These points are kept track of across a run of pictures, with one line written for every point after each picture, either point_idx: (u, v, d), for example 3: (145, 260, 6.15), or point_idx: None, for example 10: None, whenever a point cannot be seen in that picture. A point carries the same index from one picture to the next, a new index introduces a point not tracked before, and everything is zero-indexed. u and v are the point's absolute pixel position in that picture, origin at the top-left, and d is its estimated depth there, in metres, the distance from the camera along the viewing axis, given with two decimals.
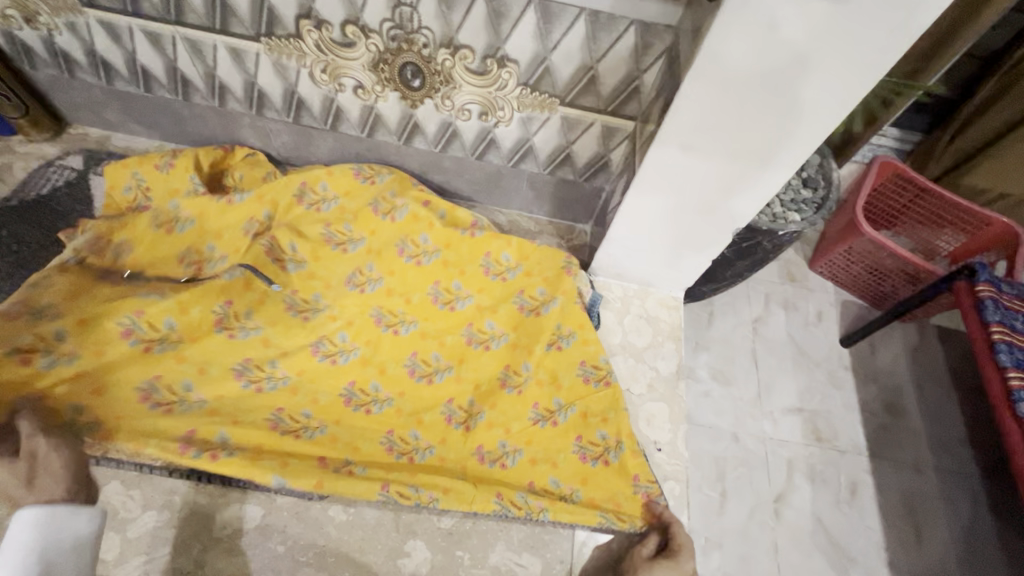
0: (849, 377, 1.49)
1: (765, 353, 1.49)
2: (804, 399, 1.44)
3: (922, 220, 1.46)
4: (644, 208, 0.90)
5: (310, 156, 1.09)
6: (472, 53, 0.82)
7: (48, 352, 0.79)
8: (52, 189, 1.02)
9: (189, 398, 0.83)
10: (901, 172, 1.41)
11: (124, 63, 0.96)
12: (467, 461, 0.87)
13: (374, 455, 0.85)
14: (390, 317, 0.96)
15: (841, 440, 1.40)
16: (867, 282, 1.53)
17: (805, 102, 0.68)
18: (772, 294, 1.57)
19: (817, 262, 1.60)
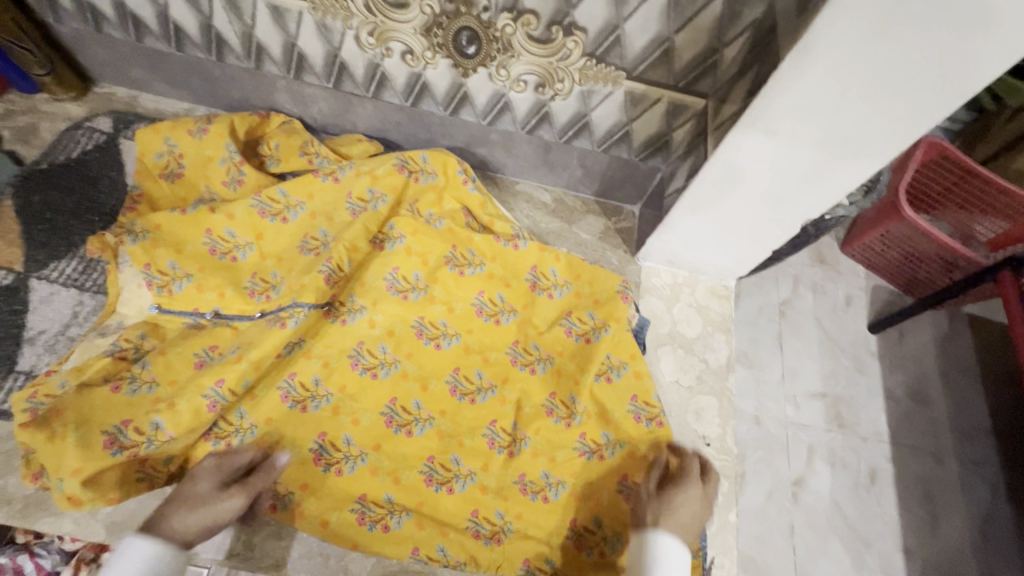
0: (876, 364, 1.45)
1: (791, 336, 1.45)
2: (828, 383, 1.41)
3: (963, 203, 1.39)
4: (704, 195, 0.84)
5: (348, 125, 1.04)
6: (536, 19, 0.75)
7: (131, 377, 0.77)
8: (81, 152, 0.98)
9: (244, 427, 0.78)
10: (947, 153, 1.33)
11: (155, 19, 0.89)
12: (508, 489, 0.82)
13: (411, 487, 0.80)
14: (432, 329, 0.89)
15: (862, 426, 1.38)
16: (899, 268, 1.48)
17: (919, 85, 0.59)
18: (801, 277, 1.52)
19: (850, 245, 1.54)
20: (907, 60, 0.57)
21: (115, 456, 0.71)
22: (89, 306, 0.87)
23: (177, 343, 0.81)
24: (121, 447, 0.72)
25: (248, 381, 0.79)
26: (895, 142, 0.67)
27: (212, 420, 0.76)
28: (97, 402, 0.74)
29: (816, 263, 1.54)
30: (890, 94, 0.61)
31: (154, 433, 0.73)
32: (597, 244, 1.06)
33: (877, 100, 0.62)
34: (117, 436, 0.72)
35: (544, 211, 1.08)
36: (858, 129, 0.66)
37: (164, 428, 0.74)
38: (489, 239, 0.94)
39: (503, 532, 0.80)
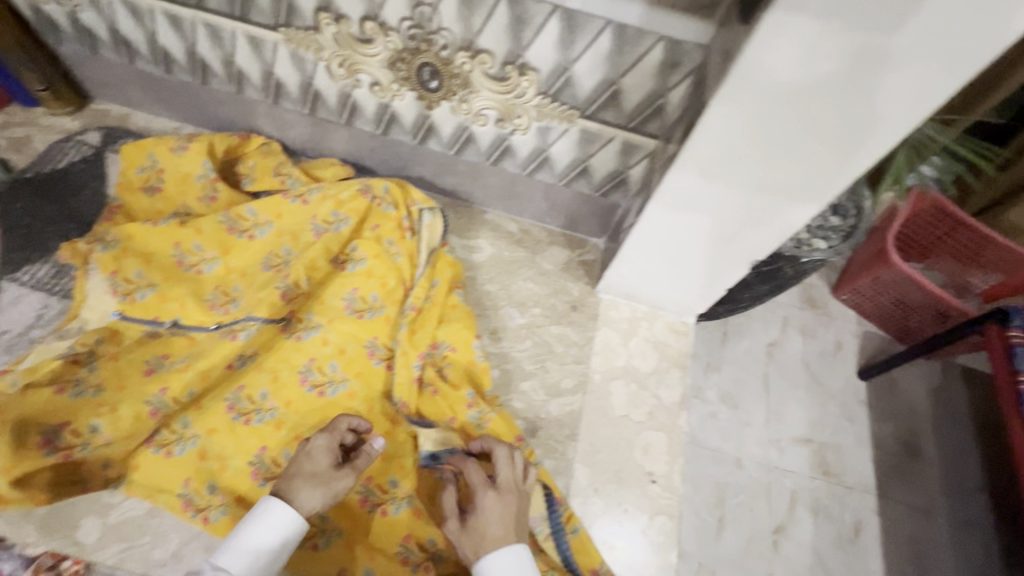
0: (864, 412, 1.43)
1: (777, 378, 1.44)
2: (814, 429, 1.39)
3: (956, 255, 1.40)
4: (655, 231, 0.86)
5: (325, 149, 1.08)
6: (491, 58, 0.78)
7: (78, 382, 0.79)
8: (68, 163, 1.03)
9: (185, 436, 0.79)
10: (938, 203, 1.35)
11: (145, 44, 0.95)
12: (443, 515, 0.81)
13: (346, 504, 0.81)
14: (384, 350, 0.90)
15: (849, 476, 1.34)
16: (892, 315, 1.47)
17: (838, 137, 0.62)
18: (791, 318, 1.52)
19: (841, 289, 1.53)
20: (820, 114, 0.60)
21: (47, 457, 0.74)
22: (54, 309, 0.90)
23: (129, 350, 0.84)
24: (54, 449, 0.75)
25: (194, 394, 0.83)
26: (826, 189, 0.69)
27: (151, 428, 0.79)
28: (39, 403, 0.76)
29: (806, 305, 1.54)
30: (815, 141, 0.63)
31: (90, 436, 0.76)
32: (559, 275, 1.08)
33: (801, 150, 0.64)
34: (53, 437, 0.75)
35: (508, 241, 1.10)
36: (787, 175, 0.68)
37: (101, 430, 0.77)
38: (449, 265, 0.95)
39: (434, 558, 0.80)
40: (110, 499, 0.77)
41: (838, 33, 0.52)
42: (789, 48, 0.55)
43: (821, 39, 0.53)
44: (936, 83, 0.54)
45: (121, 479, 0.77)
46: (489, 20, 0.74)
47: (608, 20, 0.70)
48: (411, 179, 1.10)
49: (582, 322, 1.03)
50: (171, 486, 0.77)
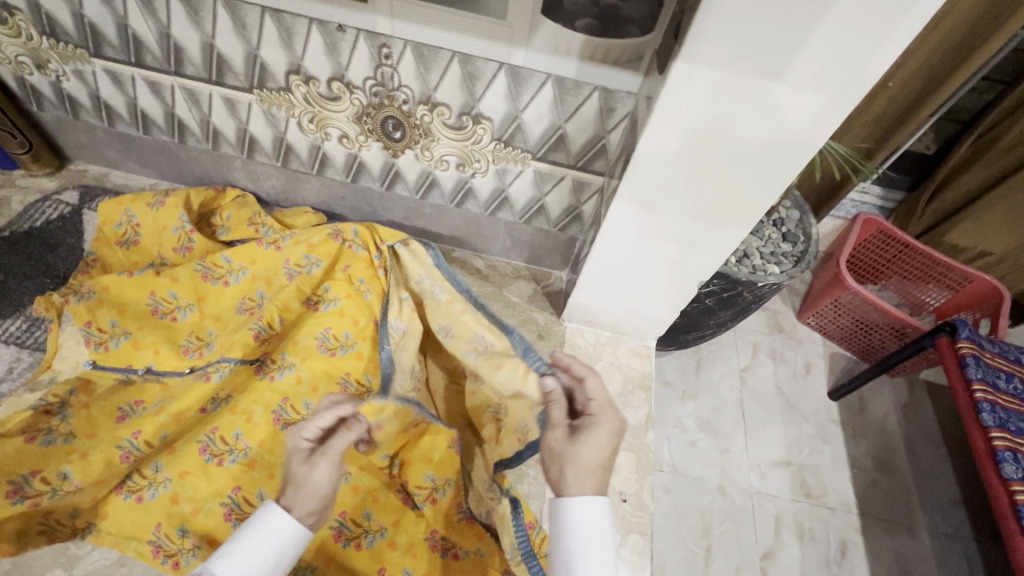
0: (838, 431, 1.48)
1: (752, 403, 1.49)
2: (792, 451, 1.43)
3: (906, 275, 1.50)
4: (607, 259, 0.93)
5: (298, 199, 1.15)
6: (448, 110, 0.86)
7: (49, 430, 0.81)
8: (45, 222, 1.07)
9: (157, 479, 0.80)
10: (885, 230, 1.46)
11: (125, 108, 1.01)
12: (417, 546, 0.84)
13: (319, 543, 0.82)
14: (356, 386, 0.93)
15: (829, 496, 1.38)
16: (854, 334, 1.55)
17: (752, 166, 0.70)
18: (759, 343, 1.59)
19: (805, 314, 1.62)
20: (733, 148, 0.68)
21: (15, 505, 0.73)
22: (25, 363, 0.91)
23: (102, 398, 0.86)
24: (23, 497, 0.75)
25: (167, 437, 0.84)
26: (750, 213, 0.77)
27: (123, 473, 0.80)
28: (9, 452, 0.77)
29: (773, 331, 1.62)
30: (733, 172, 0.71)
31: (60, 483, 0.77)
32: (525, 306, 1.14)
33: (722, 178, 0.73)
34: (22, 484, 0.75)
35: (476, 277, 1.16)
36: (715, 203, 0.76)
37: (71, 477, 0.78)
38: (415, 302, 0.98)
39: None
40: (76, 551, 0.76)
41: (736, 78, 0.61)
42: (698, 94, 0.64)
43: (722, 84, 0.62)
44: (824, 117, 0.63)
45: (89, 528, 0.76)
46: (443, 76, 0.82)
47: (548, 74, 0.79)
48: (381, 224, 1.17)
49: (548, 350, 1.08)
50: (140, 531, 0.77)
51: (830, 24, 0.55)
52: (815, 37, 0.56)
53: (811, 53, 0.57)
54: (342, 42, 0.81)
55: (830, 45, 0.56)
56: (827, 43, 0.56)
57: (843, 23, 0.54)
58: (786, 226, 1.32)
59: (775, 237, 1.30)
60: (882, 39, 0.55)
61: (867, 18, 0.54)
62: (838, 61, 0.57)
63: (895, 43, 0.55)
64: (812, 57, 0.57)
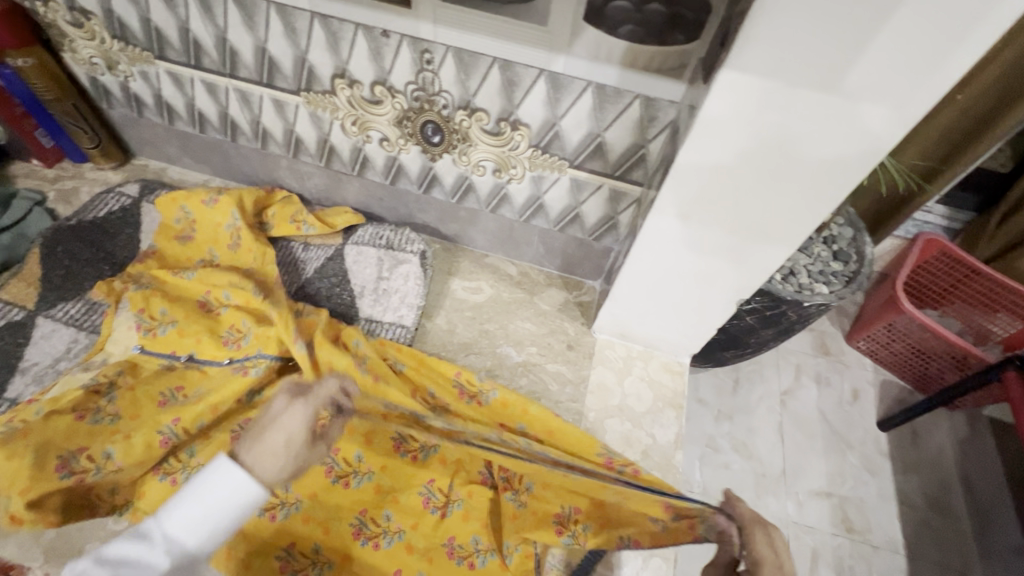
0: (887, 465, 1.39)
1: (791, 428, 1.42)
2: (834, 482, 1.35)
3: (971, 301, 1.39)
4: (639, 270, 0.90)
5: (340, 198, 1.18)
6: (487, 115, 0.87)
7: (97, 410, 0.86)
8: (107, 213, 1.13)
9: (190, 464, 0.86)
10: (949, 251, 1.36)
11: (184, 107, 1.07)
12: (434, 552, 0.83)
13: (340, 538, 0.83)
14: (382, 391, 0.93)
15: (874, 534, 1.29)
16: (910, 362, 1.45)
17: (799, 181, 0.66)
18: (803, 366, 1.51)
19: (855, 337, 1.53)
20: (779, 163, 0.65)
21: (62, 479, 0.78)
22: (82, 343, 0.97)
23: (146, 382, 0.90)
24: (70, 472, 0.79)
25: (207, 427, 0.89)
26: (798, 229, 0.73)
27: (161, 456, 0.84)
28: (60, 428, 0.82)
29: (819, 353, 1.54)
30: (777, 187, 0.68)
31: (104, 461, 0.81)
32: (556, 315, 1.12)
33: (767, 194, 0.69)
34: (70, 460, 0.80)
35: (508, 283, 1.16)
36: (757, 218, 0.73)
37: (114, 457, 0.82)
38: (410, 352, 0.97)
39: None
40: (113, 527, 0.81)
41: (786, 89, 0.58)
42: (741, 106, 0.61)
43: (768, 95, 0.59)
44: (881, 131, 0.59)
45: (127, 505, 0.82)
46: (483, 82, 0.82)
47: (589, 81, 0.77)
48: (417, 226, 1.19)
49: (577, 360, 1.07)
50: None
51: (888, 35, 0.51)
52: (876, 44, 0.52)
53: (871, 62, 0.53)
54: (386, 47, 0.82)
55: (893, 54, 0.52)
56: (884, 55, 0.53)
57: (900, 35, 0.51)
58: (837, 244, 1.25)
59: (824, 255, 1.23)
60: (946, 51, 0.51)
61: (930, 30, 0.50)
62: (896, 74, 0.54)
63: (960, 58, 0.51)
64: (869, 68, 0.54)
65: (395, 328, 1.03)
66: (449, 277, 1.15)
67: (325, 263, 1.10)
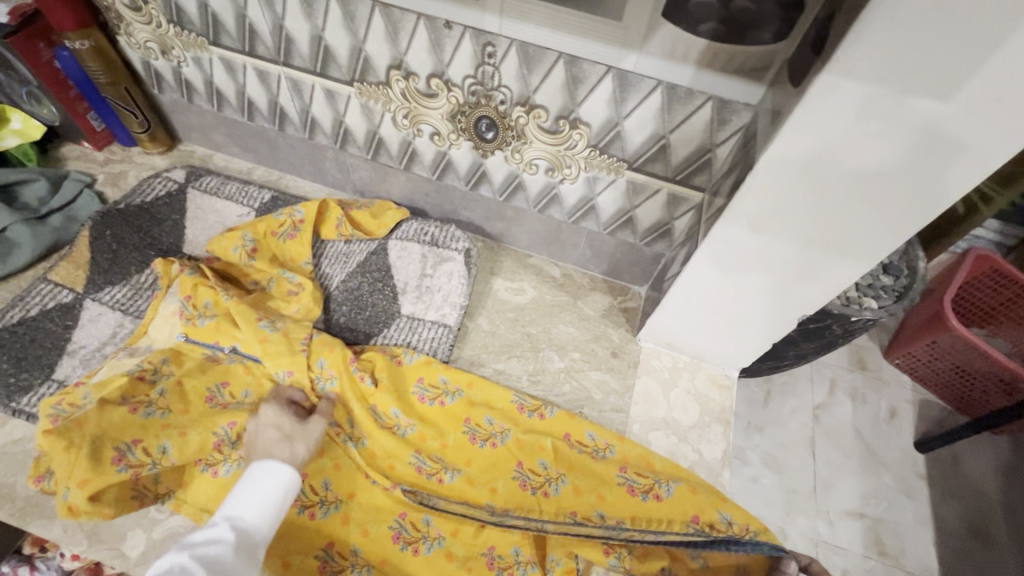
0: (925, 488, 1.32)
1: (826, 444, 1.36)
2: (867, 503, 1.29)
3: (1020, 321, 1.32)
4: (694, 280, 0.86)
5: (383, 191, 1.16)
6: (546, 113, 0.83)
7: (148, 402, 0.85)
8: (154, 198, 1.13)
9: (232, 458, 0.84)
10: (1000, 268, 1.29)
11: (234, 95, 1.06)
12: (473, 560, 0.82)
13: (378, 541, 0.83)
14: (432, 391, 0.93)
15: (908, 559, 1.23)
16: (951, 383, 1.38)
17: (889, 195, 0.62)
18: (838, 381, 1.45)
19: (894, 352, 1.46)
20: (874, 173, 0.60)
21: (120, 472, 0.77)
22: (127, 328, 0.98)
23: (195, 375, 0.89)
24: (126, 465, 0.78)
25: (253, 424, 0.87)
26: (879, 245, 0.68)
27: (212, 456, 0.83)
28: (114, 420, 0.81)
29: (855, 368, 1.48)
30: (863, 200, 0.64)
31: (159, 456, 0.80)
32: (600, 320, 1.09)
33: (851, 206, 0.65)
34: (126, 453, 0.79)
35: (551, 285, 1.13)
36: (836, 231, 0.69)
37: (169, 452, 0.81)
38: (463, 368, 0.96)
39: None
40: (156, 515, 0.81)
41: (892, 95, 0.54)
42: (838, 112, 0.57)
43: (869, 102, 0.55)
44: (994, 146, 0.54)
45: (169, 495, 0.82)
46: (546, 78, 0.79)
47: (660, 80, 0.74)
48: (461, 223, 1.16)
49: (621, 369, 1.03)
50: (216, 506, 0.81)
51: (1021, 41, 0.46)
52: (1005, 47, 0.47)
53: (997, 67, 0.48)
54: (447, 39, 0.79)
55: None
56: (1013, 63, 0.48)
57: None
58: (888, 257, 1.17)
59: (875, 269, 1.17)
60: None
61: None
62: (1023, 85, 0.49)
63: None
64: (992, 78, 0.49)
65: (436, 327, 1.02)
66: (492, 276, 1.13)
67: (368, 257, 1.08)
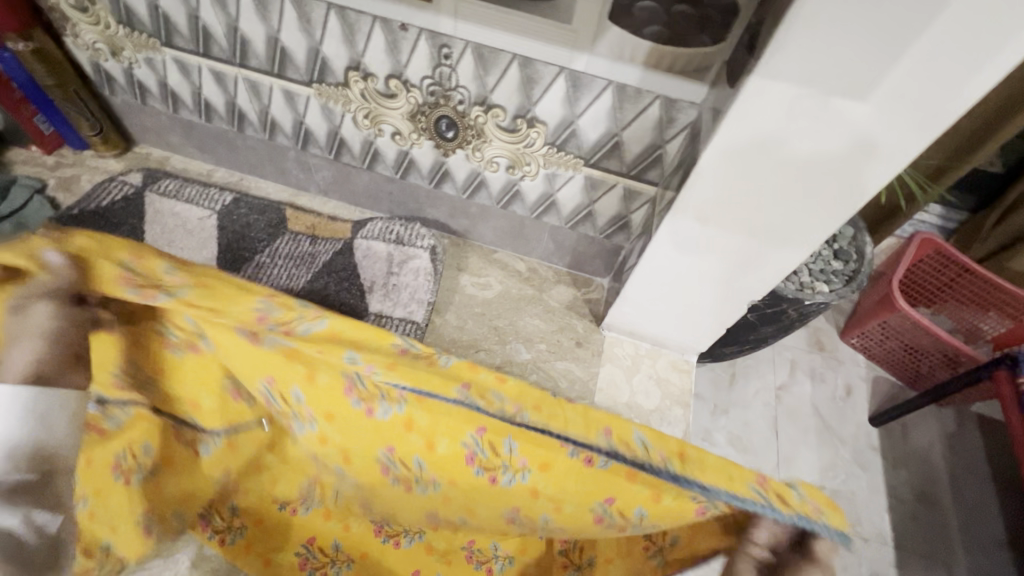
0: (877, 459, 1.41)
1: (786, 422, 1.43)
2: (826, 475, 1.37)
3: (962, 300, 1.41)
4: (652, 270, 0.90)
5: (348, 190, 1.16)
6: (503, 112, 0.86)
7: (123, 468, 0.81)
8: (109, 203, 1.11)
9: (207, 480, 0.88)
10: (942, 250, 1.37)
11: (190, 96, 1.05)
12: (450, 556, 0.89)
13: (359, 536, 0.90)
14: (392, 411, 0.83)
15: (864, 526, 1.32)
16: (901, 359, 1.47)
17: (819, 187, 0.67)
18: (799, 361, 1.52)
19: (849, 333, 1.54)
20: (806, 168, 0.65)
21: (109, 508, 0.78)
22: None
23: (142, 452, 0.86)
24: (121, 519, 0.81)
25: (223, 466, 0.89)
26: (814, 233, 0.73)
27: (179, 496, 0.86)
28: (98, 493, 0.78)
29: (814, 348, 1.54)
30: (797, 193, 0.68)
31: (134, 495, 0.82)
32: (564, 312, 1.13)
33: (787, 198, 0.70)
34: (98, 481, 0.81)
35: (516, 279, 1.15)
36: (776, 221, 0.73)
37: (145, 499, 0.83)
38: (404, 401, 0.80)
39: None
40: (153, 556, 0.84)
41: (817, 96, 0.58)
42: (769, 112, 0.61)
43: (795, 102, 0.59)
44: (908, 140, 0.59)
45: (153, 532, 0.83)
46: (501, 79, 0.81)
47: (609, 80, 0.77)
48: (426, 220, 1.18)
49: (586, 358, 1.07)
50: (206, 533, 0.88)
51: (924, 46, 0.51)
52: (911, 52, 0.52)
53: (905, 71, 0.53)
54: (403, 40, 0.81)
55: (926, 65, 0.52)
56: (919, 66, 0.53)
57: (936, 47, 0.51)
58: (839, 243, 1.24)
59: (826, 254, 1.23)
60: (979, 64, 0.51)
61: (965, 42, 0.50)
62: (928, 86, 0.54)
63: (992, 71, 0.51)
64: (901, 81, 0.54)
65: (404, 323, 1.03)
66: (459, 273, 1.15)
67: (334, 257, 1.10)
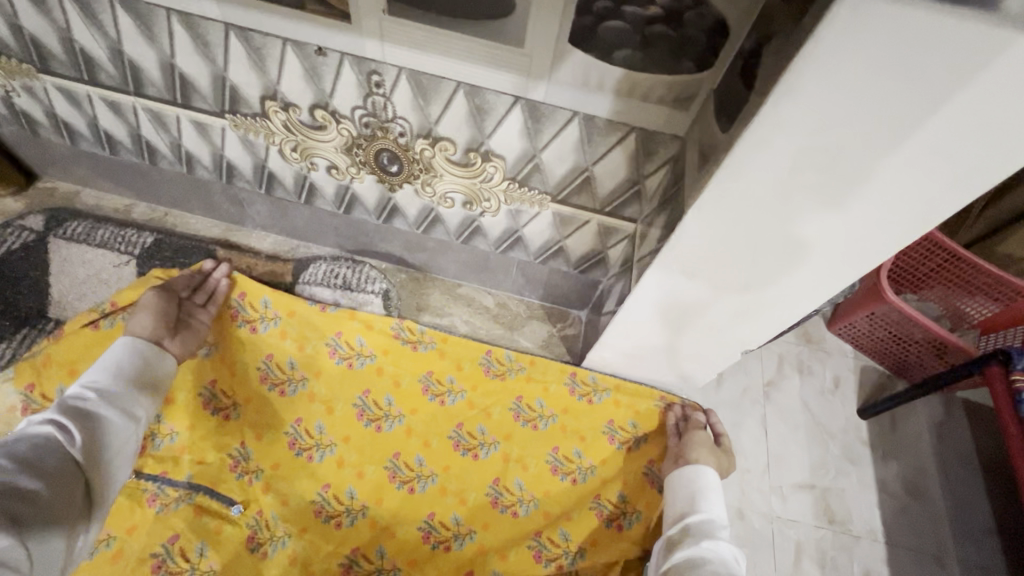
0: (867, 451, 1.15)
1: (776, 422, 1.16)
2: (817, 473, 1.12)
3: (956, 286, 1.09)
4: (630, 319, 0.79)
5: (287, 224, 1.02)
6: (453, 146, 0.72)
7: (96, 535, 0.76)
8: (6, 252, 0.96)
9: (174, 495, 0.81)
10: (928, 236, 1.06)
11: (86, 127, 0.89)
12: (468, 493, 0.88)
13: (375, 483, 0.87)
14: (409, 333, 0.94)
15: (855, 523, 1.08)
16: (892, 352, 1.19)
17: (827, 244, 0.56)
18: (786, 356, 1.23)
19: (838, 324, 1.24)
20: (815, 223, 0.53)
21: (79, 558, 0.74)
22: None
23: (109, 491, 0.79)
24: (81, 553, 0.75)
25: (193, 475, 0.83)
26: (818, 288, 0.62)
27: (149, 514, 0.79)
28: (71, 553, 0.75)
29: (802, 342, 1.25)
30: (801, 248, 0.57)
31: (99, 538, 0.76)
32: (538, 353, 1.02)
33: (789, 253, 0.58)
34: None
35: (484, 317, 1.04)
36: (775, 274, 0.62)
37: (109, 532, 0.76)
38: (384, 332, 0.93)
39: (454, 539, 0.86)
40: None
41: (828, 149, 0.46)
42: (766, 166, 0.49)
43: (800, 155, 0.47)
44: (937, 198, 0.47)
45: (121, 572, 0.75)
46: (446, 109, 0.68)
47: (575, 111, 0.64)
48: (379, 254, 1.04)
49: None
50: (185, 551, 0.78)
51: (968, 98, 0.39)
52: (954, 103, 0.40)
53: (944, 122, 0.41)
54: (324, 67, 0.66)
55: (974, 116, 0.40)
56: (960, 119, 0.41)
57: (984, 99, 0.39)
58: None
59: None
60: None
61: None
62: (967, 141, 0.42)
63: None
64: (936, 135, 0.42)
65: None
66: (419, 314, 1.03)
67: None
